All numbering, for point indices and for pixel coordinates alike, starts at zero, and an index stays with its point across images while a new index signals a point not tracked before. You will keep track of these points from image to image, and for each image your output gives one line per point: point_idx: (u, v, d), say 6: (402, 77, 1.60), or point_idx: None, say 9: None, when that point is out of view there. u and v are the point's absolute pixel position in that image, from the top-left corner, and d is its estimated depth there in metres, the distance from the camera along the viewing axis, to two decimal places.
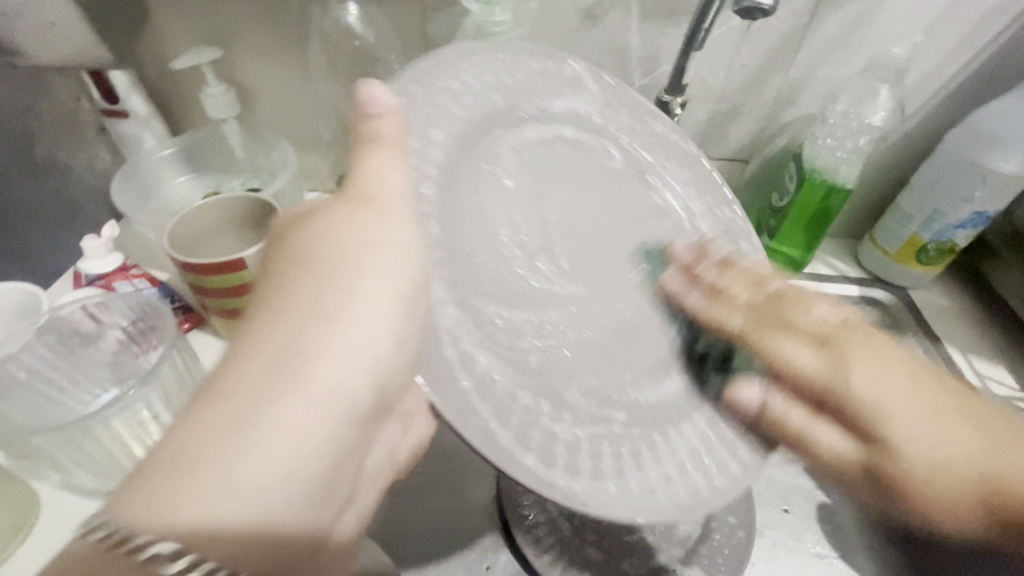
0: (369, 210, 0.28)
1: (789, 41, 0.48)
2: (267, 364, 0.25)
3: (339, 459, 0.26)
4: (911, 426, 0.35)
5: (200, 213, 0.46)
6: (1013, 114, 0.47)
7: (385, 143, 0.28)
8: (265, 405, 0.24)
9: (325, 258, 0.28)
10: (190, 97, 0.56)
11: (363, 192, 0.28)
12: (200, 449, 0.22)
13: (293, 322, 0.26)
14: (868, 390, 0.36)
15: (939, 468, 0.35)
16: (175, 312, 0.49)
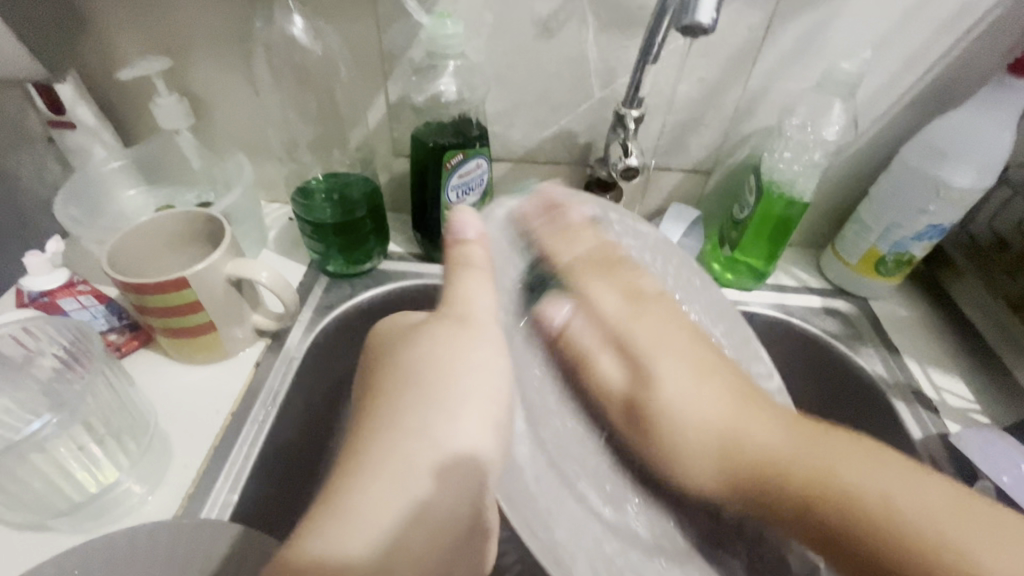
0: (468, 329, 0.33)
1: (745, 54, 0.48)
2: (399, 458, 0.29)
3: (436, 546, 0.29)
4: (794, 451, 0.38)
5: (145, 231, 0.45)
6: (966, 128, 0.47)
7: (475, 268, 0.33)
8: (398, 488, 0.28)
9: (425, 373, 0.32)
10: (142, 107, 0.55)
11: (463, 314, 0.33)
12: (339, 515, 0.27)
13: (409, 409, 0.30)
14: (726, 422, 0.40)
15: (826, 480, 0.36)
16: (122, 331, 0.48)
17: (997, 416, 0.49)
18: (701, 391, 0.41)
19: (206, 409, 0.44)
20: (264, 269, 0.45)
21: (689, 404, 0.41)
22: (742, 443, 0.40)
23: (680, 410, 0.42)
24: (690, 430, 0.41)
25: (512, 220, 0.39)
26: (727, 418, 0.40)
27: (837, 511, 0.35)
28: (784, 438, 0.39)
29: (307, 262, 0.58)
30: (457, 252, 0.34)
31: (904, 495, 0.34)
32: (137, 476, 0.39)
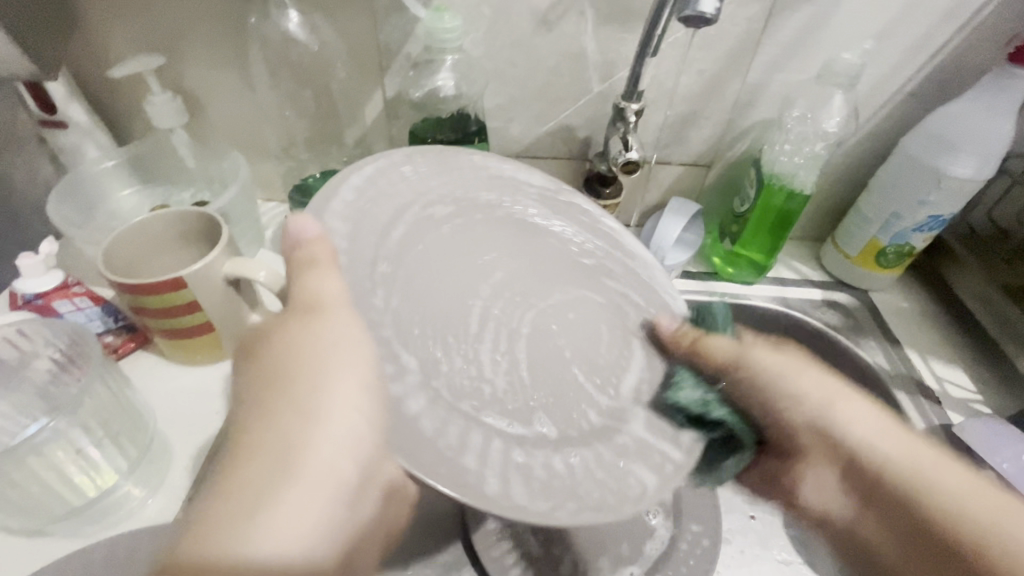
0: (322, 317, 0.28)
1: (745, 47, 0.48)
2: (272, 458, 0.26)
3: (339, 520, 0.27)
4: (915, 466, 0.36)
5: (142, 231, 0.44)
6: (966, 118, 0.47)
7: (319, 263, 0.28)
8: (276, 488, 0.25)
9: (295, 377, 0.28)
10: (135, 105, 0.54)
11: (314, 300, 0.28)
12: (228, 510, 0.24)
13: (281, 410, 0.27)
14: (833, 405, 0.39)
15: (919, 477, 0.35)
16: (118, 333, 0.47)
17: (997, 405, 0.49)
18: (853, 405, 0.39)
19: (205, 410, 0.44)
20: (262, 268, 0.44)
21: (814, 386, 0.39)
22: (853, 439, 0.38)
23: (848, 414, 0.39)
24: (805, 422, 0.40)
25: (387, 171, 0.34)
26: (835, 396, 0.39)
27: (905, 488, 0.35)
28: (895, 445, 0.37)
29: None
30: (303, 254, 0.28)
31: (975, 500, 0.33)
32: (136, 479, 0.39)
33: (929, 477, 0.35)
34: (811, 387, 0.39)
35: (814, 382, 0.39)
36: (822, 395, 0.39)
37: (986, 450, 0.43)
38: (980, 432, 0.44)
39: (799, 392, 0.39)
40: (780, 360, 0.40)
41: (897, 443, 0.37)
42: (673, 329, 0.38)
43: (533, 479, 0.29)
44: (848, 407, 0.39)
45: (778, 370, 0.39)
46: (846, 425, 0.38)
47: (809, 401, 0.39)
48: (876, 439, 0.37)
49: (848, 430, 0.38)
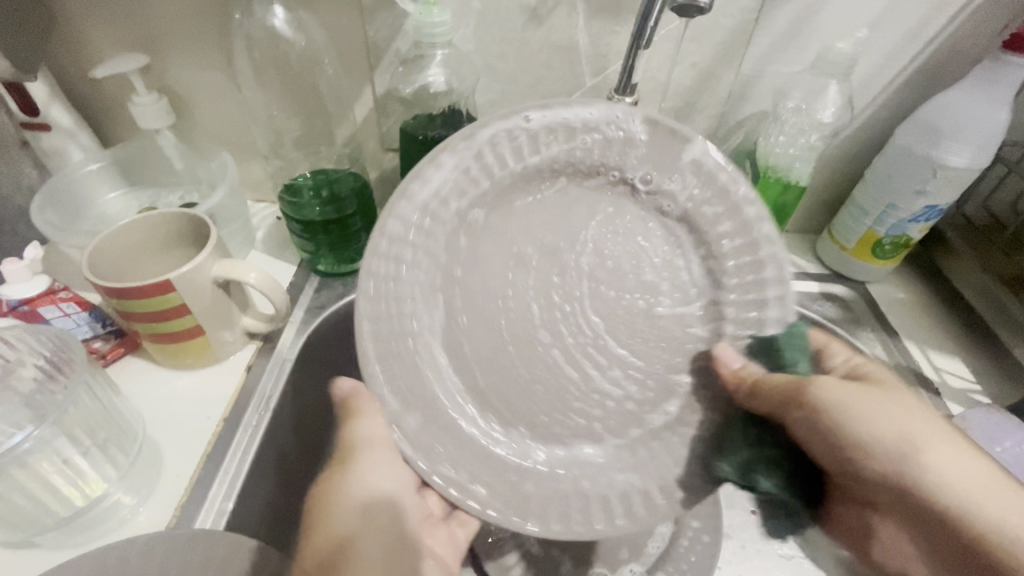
0: (350, 465, 0.34)
1: (739, 38, 0.48)
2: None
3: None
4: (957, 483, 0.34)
5: (129, 234, 0.43)
6: (961, 107, 0.46)
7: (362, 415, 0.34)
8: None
9: (324, 517, 0.33)
10: (120, 106, 0.53)
11: (343, 453, 0.34)
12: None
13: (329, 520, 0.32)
14: (964, 482, 0.34)
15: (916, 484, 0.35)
16: (107, 338, 0.46)
17: (996, 395, 0.49)
18: (937, 443, 0.35)
19: (197, 415, 0.43)
20: (252, 270, 0.44)
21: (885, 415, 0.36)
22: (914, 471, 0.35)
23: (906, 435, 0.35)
24: (944, 480, 0.34)
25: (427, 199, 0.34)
26: (917, 441, 0.35)
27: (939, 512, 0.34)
28: (1007, 501, 0.33)
29: (296, 262, 0.57)
30: (351, 406, 0.34)
31: None
32: (127, 486, 0.38)
33: (932, 472, 0.35)
34: (956, 466, 0.34)
35: (947, 455, 0.35)
36: (942, 450, 0.35)
37: (988, 441, 0.43)
38: (982, 423, 0.44)
39: (936, 475, 0.35)
40: (877, 403, 0.36)
41: (977, 472, 0.34)
42: (737, 367, 0.37)
43: (512, 495, 0.35)
44: (936, 435, 0.35)
45: (932, 459, 0.35)
46: (937, 473, 0.35)
47: (868, 439, 0.35)
48: (963, 474, 0.34)
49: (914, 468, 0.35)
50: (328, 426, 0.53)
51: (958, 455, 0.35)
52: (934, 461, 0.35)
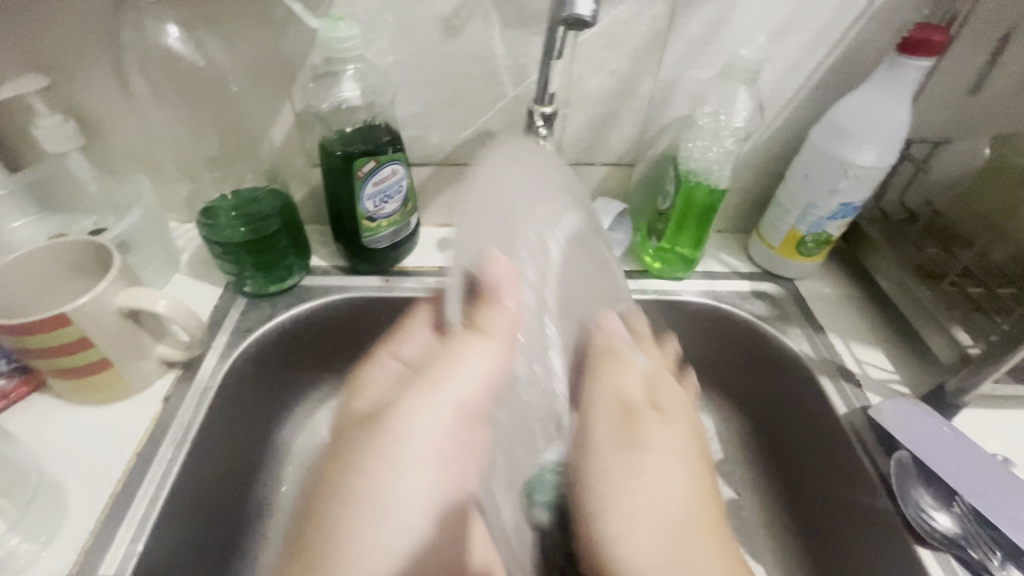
0: (389, 431, 0.31)
1: (653, 46, 0.48)
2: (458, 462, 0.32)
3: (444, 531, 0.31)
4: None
5: (23, 267, 0.41)
6: (865, 108, 0.48)
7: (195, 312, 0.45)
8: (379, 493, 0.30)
9: (362, 472, 0.30)
10: (24, 130, 0.51)
11: (374, 420, 0.32)
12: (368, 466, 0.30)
13: (378, 456, 0.30)
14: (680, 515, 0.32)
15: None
16: (10, 376, 0.44)
17: (915, 383, 0.50)
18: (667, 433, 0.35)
19: (108, 452, 0.41)
20: (161, 297, 0.42)
21: (668, 446, 0.34)
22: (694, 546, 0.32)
23: (632, 489, 0.32)
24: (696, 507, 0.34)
25: (305, 380, 0.57)
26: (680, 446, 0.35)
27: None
28: (690, 491, 0.33)
29: (222, 284, 0.55)
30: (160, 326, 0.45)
31: (655, 491, 0.33)
32: (23, 533, 0.36)
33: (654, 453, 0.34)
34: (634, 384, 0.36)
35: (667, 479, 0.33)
36: (669, 490, 0.33)
37: (899, 427, 0.45)
38: (895, 411, 0.46)
39: (670, 503, 0.33)
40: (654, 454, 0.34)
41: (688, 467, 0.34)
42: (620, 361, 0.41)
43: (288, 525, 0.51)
44: (684, 466, 0.34)
45: (648, 458, 0.33)
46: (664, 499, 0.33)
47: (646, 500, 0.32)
48: (680, 540, 0.32)
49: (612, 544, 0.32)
50: (258, 452, 0.52)
51: (673, 460, 0.34)
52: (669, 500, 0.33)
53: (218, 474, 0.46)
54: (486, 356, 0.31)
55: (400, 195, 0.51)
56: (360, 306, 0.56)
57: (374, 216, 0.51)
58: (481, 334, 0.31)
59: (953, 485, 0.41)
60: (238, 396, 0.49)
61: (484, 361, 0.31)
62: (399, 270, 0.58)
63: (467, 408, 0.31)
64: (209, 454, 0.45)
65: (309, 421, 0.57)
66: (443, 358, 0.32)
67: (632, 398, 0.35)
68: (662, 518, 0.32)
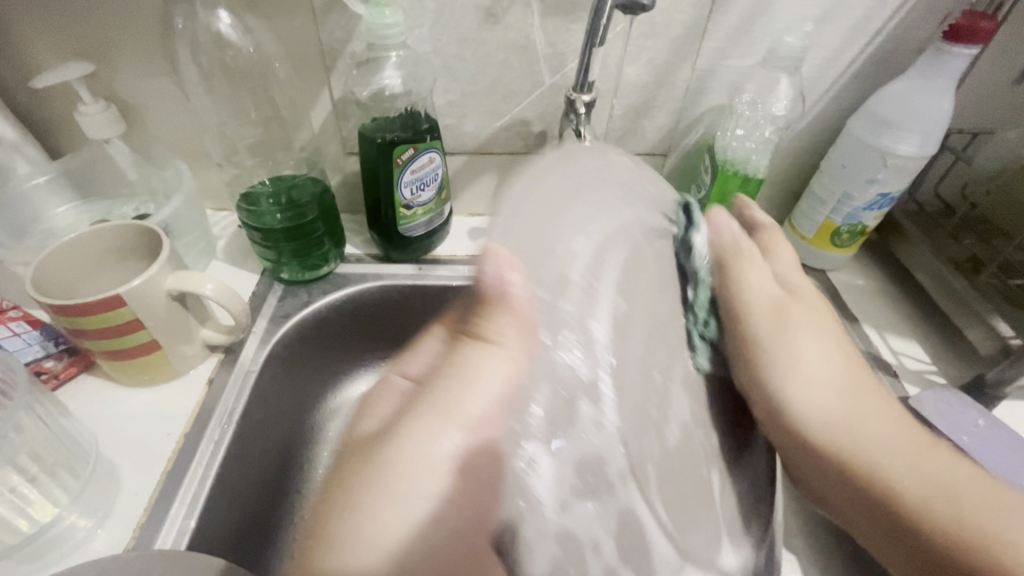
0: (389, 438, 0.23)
1: (693, 34, 0.48)
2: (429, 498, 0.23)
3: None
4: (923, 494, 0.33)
5: (73, 250, 0.42)
6: (905, 98, 0.48)
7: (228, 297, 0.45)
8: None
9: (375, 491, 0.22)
10: (67, 117, 0.51)
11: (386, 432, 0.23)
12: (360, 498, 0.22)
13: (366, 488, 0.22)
14: (838, 419, 0.35)
15: (865, 464, 0.34)
16: (59, 357, 0.45)
17: (952, 374, 0.50)
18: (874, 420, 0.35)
19: (157, 432, 0.42)
20: (207, 282, 0.42)
21: (814, 407, 0.35)
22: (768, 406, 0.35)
23: (798, 354, 0.35)
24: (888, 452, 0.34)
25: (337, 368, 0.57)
26: (836, 369, 0.36)
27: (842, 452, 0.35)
28: (823, 404, 0.35)
29: (259, 271, 0.55)
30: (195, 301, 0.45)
31: (879, 449, 0.34)
32: (81, 509, 0.37)
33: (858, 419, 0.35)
34: (491, 382, 0.22)
35: (876, 418, 0.35)
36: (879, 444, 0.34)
37: (940, 418, 0.45)
38: (934, 400, 0.46)
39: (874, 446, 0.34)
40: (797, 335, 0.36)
41: (839, 393, 0.36)
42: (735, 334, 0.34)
43: None
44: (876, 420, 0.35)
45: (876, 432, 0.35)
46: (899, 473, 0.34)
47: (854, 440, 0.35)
48: (824, 392, 0.36)
49: (786, 390, 0.34)
50: (296, 437, 0.52)
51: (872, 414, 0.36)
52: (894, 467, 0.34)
53: (260, 458, 0.47)
54: (502, 366, 0.23)
55: (437, 182, 0.52)
56: (394, 294, 0.56)
57: (412, 204, 0.51)
58: (489, 344, 0.23)
59: (994, 471, 0.41)
60: (278, 380, 0.50)
61: (506, 374, 0.22)
62: (432, 259, 0.58)
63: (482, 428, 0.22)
64: (252, 436, 0.46)
65: (343, 412, 0.57)
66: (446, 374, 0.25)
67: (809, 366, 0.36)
68: (886, 438, 0.35)
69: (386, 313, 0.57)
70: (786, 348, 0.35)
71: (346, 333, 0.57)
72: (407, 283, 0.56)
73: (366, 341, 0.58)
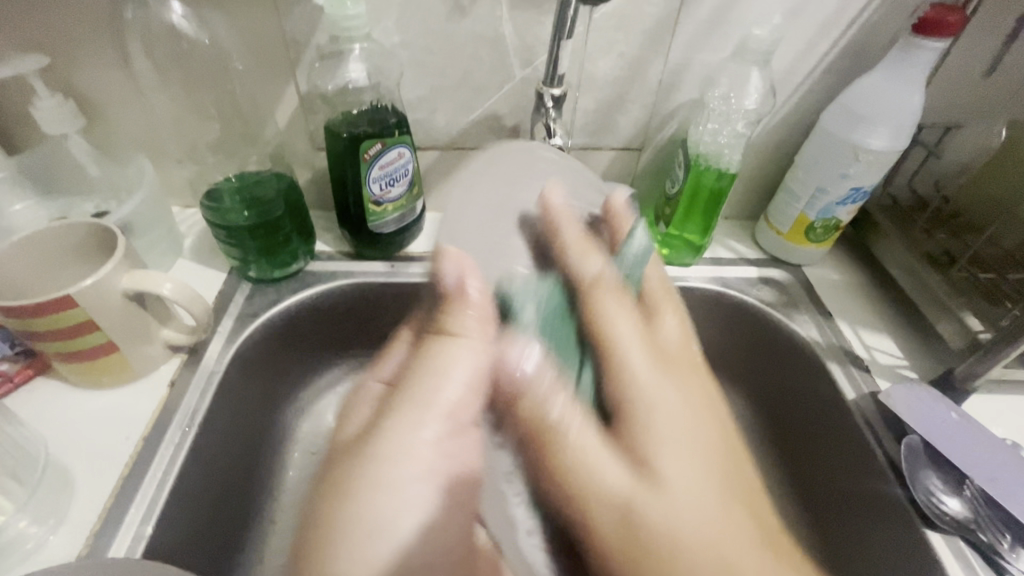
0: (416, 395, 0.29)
1: (664, 27, 0.47)
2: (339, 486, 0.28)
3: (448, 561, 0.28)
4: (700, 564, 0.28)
5: (25, 249, 0.41)
6: (877, 92, 0.48)
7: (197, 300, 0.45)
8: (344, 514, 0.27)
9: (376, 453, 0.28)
10: (24, 112, 0.50)
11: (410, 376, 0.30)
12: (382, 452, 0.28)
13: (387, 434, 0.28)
14: (686, 510, 0.28)
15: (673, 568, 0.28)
16: (14, 360, 0.44)
17: (923, 368, 0.50)
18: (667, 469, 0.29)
19: (116, 436, 0.41)
20: (166, 281, 0.41)
21: (677, 481, 0.29)
22: (641, 514, 0.28)
23: (680, 503, 0.28)
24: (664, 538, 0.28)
25: (308, 369, 0.56)
26: (676, 405, 0.31)
27: (653, 555, 0.28)
28: (682, 467, 0.29)
29: (226, 269, 0.54)
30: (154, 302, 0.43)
31: (664, 518, 0.28)
32: (30, 516, 0.35)
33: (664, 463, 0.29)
34: (465, 367, 0.28)
35: (689, 463, 0.29)
36: (685, 512, 0.28)
37: (908, 412, 0.45)
38: (903, 395, 0.46)
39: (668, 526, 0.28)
40: (666, 412, 0.30)
41: (687, 447, 0.30)
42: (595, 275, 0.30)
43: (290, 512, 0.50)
44: (684, 476, 0.29)
45: (666, 478, 0.28)
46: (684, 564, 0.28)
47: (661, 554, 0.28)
48: (691, 461, 0.29)
49: (662, 470, 0.28)
50: (265, 439, 0.51)
51: (688, 455, 0.29)
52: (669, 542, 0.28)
53: (225, 460, 0.46)
54: (472, 357, 0.28)
55: (406, 178, 0.51)
56: (365, 292, 0.55)
57: (380, 201, 0.50)
58: (457, 338, 0.29)
59: (962, 468, 0.42)
60: (245, 380, 0.49)
61: (465, 364, 0.28)
62: (404, 256, 0.57)
63: (460, 411, 0.28)
64: (217, 438, 0.45)
65: (314, 411, 0.56)
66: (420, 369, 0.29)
67: (664, 431, 0.29)
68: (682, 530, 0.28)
69: (358, 311, 0.56)
70: (658, 506, 0.28)
71: (316, 331, 0.55)
72: (378, 280, 0.55)
73: (338, 342, 0.57)
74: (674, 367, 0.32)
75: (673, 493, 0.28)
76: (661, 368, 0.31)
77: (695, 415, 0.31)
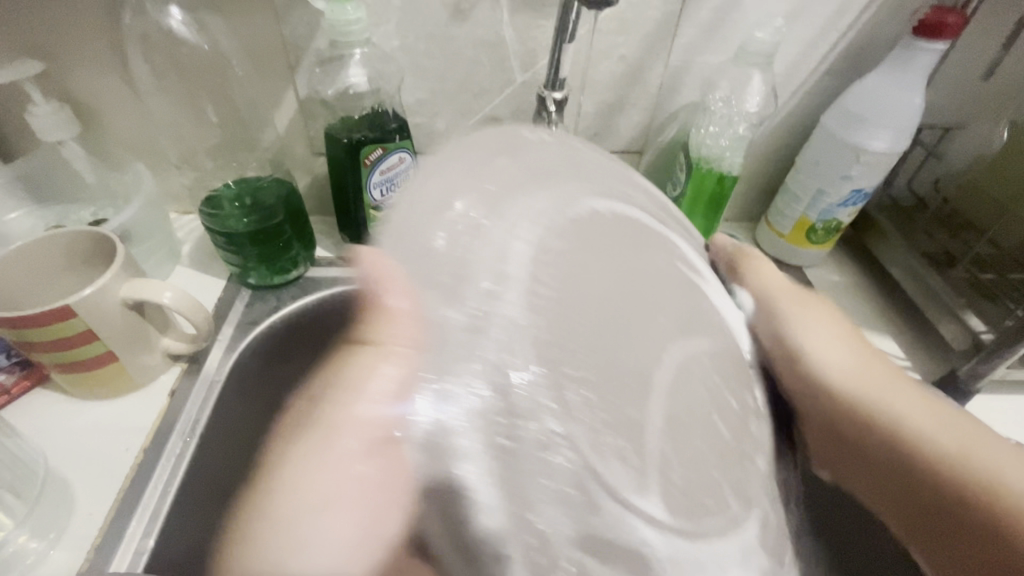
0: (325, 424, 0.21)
1: (665, 29, 0.47)
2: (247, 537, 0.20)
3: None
4: (1012, 463, 0.33)
5: (22, 258, 0.40)
6: (877, 93, 0.48)
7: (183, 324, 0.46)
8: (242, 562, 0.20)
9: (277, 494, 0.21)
10: (19, 119, 0.49)
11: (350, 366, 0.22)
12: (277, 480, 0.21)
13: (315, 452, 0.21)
14: (886, 408, 0.35)
15: (954, 462, 0.33)
16: (11, 371, 0.43)
17: (926, 369, 0.50)
18: (899, 400, 0.35)
19: (115, 447, 0.41)
20: (166, 289, 0.41)
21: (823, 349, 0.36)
22: (880, 420, 0.35)
23: (820, 353, 0.35)
24: (922, 434, 0.34)
25: None
26: (862, 369, 0.36)
27: (885, 442, 0.34)
28: (921, 410, 0.35)
29: (225, 276, 0.54)
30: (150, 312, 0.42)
31: (978, 453, 0.33)
32: (30, 530, 0.35)
33: (893, 410, 0.35)
34: (379, 385, 0.20)
35: (910, 406, 0.35)
36: (941, 426, 0.34)
37: None
38: None
39: (916, 429, 0.34)
40: (819, 338, 0.36)
41: (889, 384, 0.36)
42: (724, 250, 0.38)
43: None
44: (921, 405, 0.35)
45: (908, 418, 0.34)
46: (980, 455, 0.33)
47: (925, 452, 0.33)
48: (869, 387, 0.35)
49: (883, 410, 0.35)
50: None
51: (891, 377, 0.36)
52: (943, 445, 0.33)
53: (227, 469, 0.45)
54: (390, 371, 0.20)
55: None
56: None
57: None
58: (375, 348, 0.21)
59: None
60: (246, 388, 0.49)
61: (401, 377, 0.20)
62: None
63: (368, 430, 0.20)
64: (218, 448, 0.44)
65: None
66: (345, 383, 0.22)
67: (843, 372, 0.36)
68: (938, 445, 0.33)
69: None
70: (801, 331, 0.36)
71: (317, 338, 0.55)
72: None
73: None
74: (828, 308, 0.39)
75: (920, 412, 0.34)
76: (804, 303, 0.37)
77: (862, 349, 0.37)
